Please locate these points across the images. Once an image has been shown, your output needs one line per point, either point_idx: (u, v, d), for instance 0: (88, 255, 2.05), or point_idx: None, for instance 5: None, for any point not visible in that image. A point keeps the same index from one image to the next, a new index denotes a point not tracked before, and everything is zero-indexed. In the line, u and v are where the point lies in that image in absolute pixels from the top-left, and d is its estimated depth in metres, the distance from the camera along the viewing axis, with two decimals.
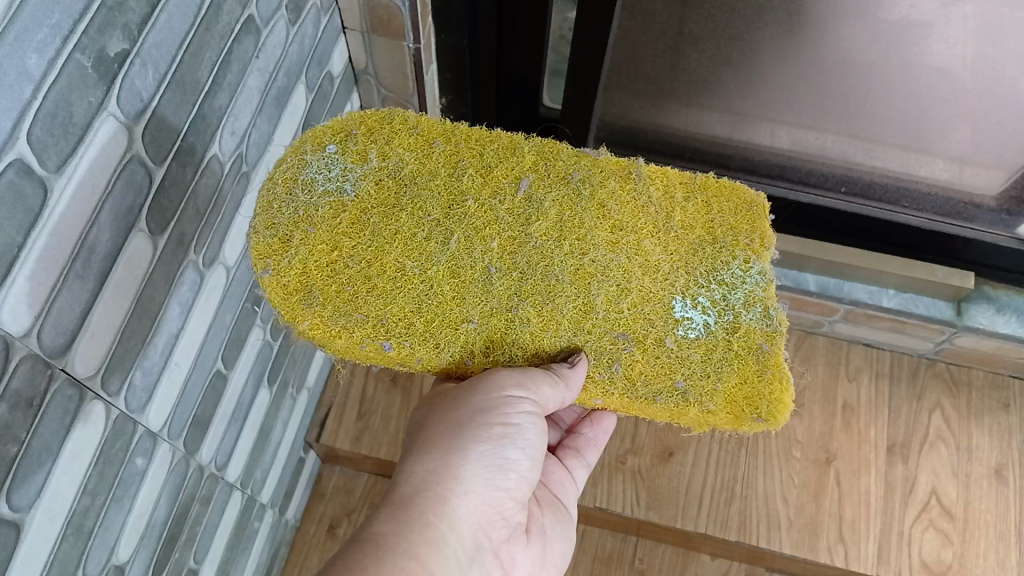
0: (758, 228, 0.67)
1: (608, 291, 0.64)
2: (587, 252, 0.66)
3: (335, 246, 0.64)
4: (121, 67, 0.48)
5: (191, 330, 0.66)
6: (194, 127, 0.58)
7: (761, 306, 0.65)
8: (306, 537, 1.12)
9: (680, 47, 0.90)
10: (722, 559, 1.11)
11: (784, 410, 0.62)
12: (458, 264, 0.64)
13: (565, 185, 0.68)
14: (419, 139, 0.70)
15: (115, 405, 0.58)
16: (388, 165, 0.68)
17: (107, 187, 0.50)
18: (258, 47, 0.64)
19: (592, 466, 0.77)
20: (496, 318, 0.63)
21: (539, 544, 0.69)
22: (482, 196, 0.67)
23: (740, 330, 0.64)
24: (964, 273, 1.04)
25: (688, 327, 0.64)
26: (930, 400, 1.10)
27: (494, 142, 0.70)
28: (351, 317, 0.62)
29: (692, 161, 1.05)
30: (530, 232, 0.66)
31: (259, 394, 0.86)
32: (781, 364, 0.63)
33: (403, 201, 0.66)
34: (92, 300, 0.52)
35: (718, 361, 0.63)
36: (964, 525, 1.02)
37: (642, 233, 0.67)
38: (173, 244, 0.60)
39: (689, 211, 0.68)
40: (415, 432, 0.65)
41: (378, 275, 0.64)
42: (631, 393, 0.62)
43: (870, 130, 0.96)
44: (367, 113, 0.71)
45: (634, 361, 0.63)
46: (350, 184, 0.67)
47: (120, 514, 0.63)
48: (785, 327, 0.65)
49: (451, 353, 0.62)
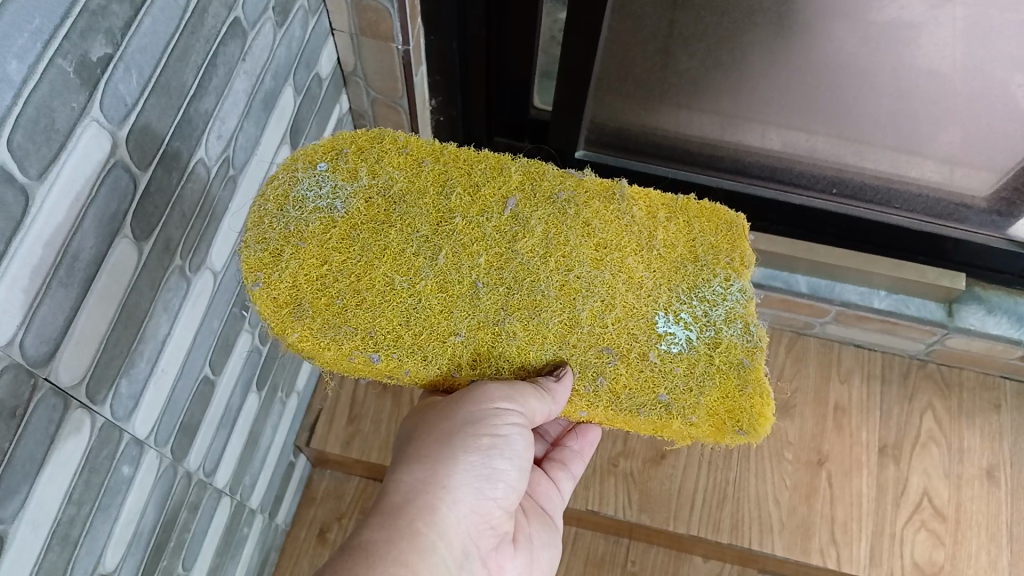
0: (739, 248, 0.68)
1: (593, 306, 0.64)
2: (573, 268, 0.65)
3: (325, 261, 0.64)
4: (103, 72, 0.48)
5: (178, 336, 0.65)
6: (180, 132, 0.57)
7: (741, 322, 0.65)
8: (296, 543, 1.11)
9: (670, 49, 0.90)
10: (714, 561, 1.11)
11: (765, 423, 0.62)
12: (446, 278, 0.64)
13: (551, 204, 0.68)
14: (409, 158, 0.69)
15: (101, 413, 0.57)
16: (378, 183, 0.68)
17: (90, 193, 0.49)
18: (244, 50, 0.63)
19: (578, 477, 0.77)
20: (483, 331, 0.63)
21: (526, 553, 0.68)
22: (470, 213, 0.67)
23: (721, 345, 0.64)
24: (955, 274, 1.04)
25: (671, 341, 0.64)
26: (921, 402, 1.10)
27: (482, 161, 0.69)
28: (340, 331, 0.62)
29: (682, 163, 1.05)
30: (516, 249, 0.66)
31: (248, 399, 0.85)
32: (762, 379, 0.64)
33: (392, 217, 0.66)
34: (76, 307, 0.51)
35: (700, 375, 0.63)
36: (956, 526, 1.03)
37: (626, 252, 0.67)
38: (159, 250, 0.59)
39: (672, 230, 0.68)
40: (403, 442, 0.65)
41: (367, 289, 0.63)
42: (615, 405, 0.62)
43: (861, 132, 0.96)
44: (358, 133, 0.71)
45: (618, 375, 0.63)
46: (340, 201, 0.66)
47: (107, 524, 0.62)
48: (765, 343, 0.65)
49: (439, 365, 0.62)
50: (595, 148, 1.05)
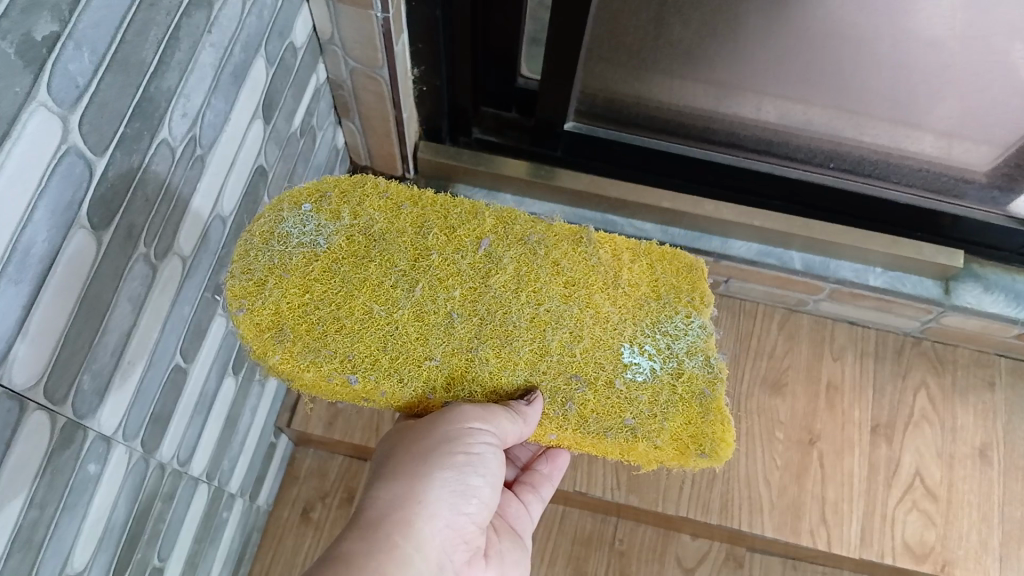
0: (698, 289, 0.73)
1: (562, 336, 0.69)
2: (543, 302, 0.70)
3: (307, 289, 0.68)
4: (50, 52, 0.44)
5: (144, 327, 0.62)
6: (140, 112, 0.53)
7: (702, 354, 0.70)
8: (279, 523, 1.09)
9: (664, 17, 0.86)
10: (703, 539, 1.10)
11: (725, 447, 0.67)
12: (423, 308, 0.69)
13: (523, 245, 0.73)
14: (388, 202, 0.73)
15: (61, 413, 0.54)
16: (360, 223, 0.71)
17: (40, 183, 0.46)
18: (211, 20, 0.59)
19: (546, 502, 0.77)
20: (457, 357, 0.67)
21: (497, 568, 0.68)
22: (446, 252, 0.71)
23: (683, 375, 0.69)
24: (953, 251, 1.01)
25: (637, 370, 0.69)
26: (915, 379, 1.08)
27: (459, 205, 0.74)
28: (319, 354, 0.66)
29: (676, 136, 1.01)
30: (490, 284, 0.70)
31: (224, 383, 0.82)
32: (722, 407, 0.69)
33: (373, 252, 0.70)
34: (30, 303, 0.48)
35: (664, 402, 0.68)
36: (947, 506, 1.01)
37: (593, 289, 0.72)
38: (121, 237, 0.55)
39: (636, 271, 0.74)
40: (377, 465, 0.65)
41: (347, 316, 0.68)
42: (583, 429, 0.67)
43: (860, 104, 0.93)
44: (340, 177, 0.74)
45: (586, 401, 0.68)
46: (323, 237, 0.70)
47: (74, 524, 0.59)
48: (725, 375, 0.70)
49: (414, 387, 0.66)
50: (585, 120, 1.01)
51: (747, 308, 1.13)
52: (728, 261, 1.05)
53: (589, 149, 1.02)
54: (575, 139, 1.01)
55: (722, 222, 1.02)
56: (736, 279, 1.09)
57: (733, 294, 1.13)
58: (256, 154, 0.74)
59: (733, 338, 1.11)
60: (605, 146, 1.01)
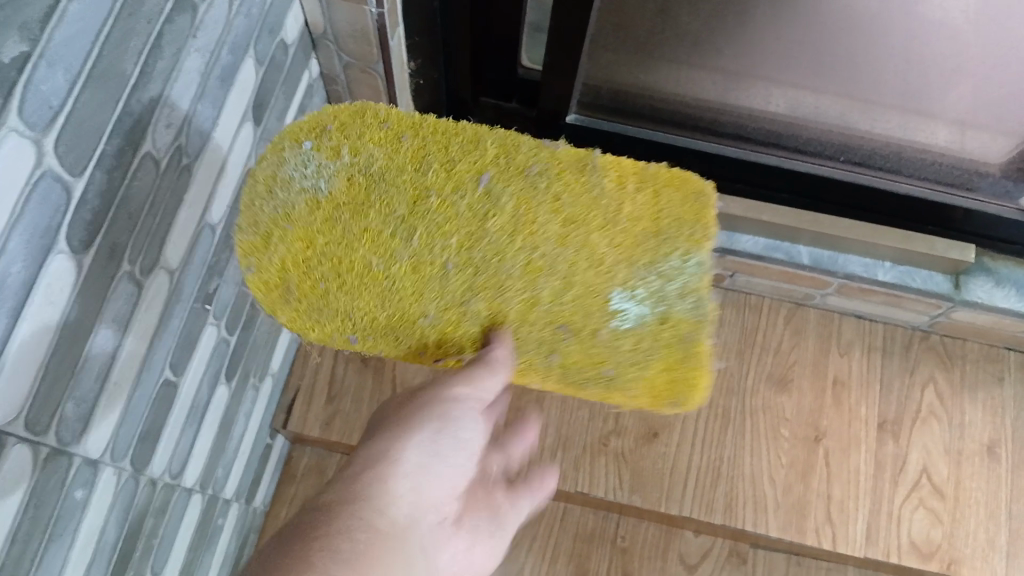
0: (702, 220, 0.69)
1: (553, 285, 0.67)
2: (538, 245, 0.68)
3: (307, 242, 0.66)
4: (21, 73, 0.40)
5: (131, 346, 0.59)
6: (121, 126, 0.50)
7: (694, 296, 0.67)
8: (276, 522, 1.07)
9: (669, 3, 0.83)
10: (705, 535, 1.09)
11: (697, 398, 0.67)
12: (420, 259, 0.67)
13: (523, 178, 0.70)
14: (389, 133, 0.70)
15: (44, 443, 0.52)
16: (361, 161, 0.69)
17: (15, 211, 0.43)
18: (196, 23, 0.55)
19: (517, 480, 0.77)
20: (449, 312, 0.67)
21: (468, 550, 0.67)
22: (445, 192, 0.69)
23: (670, 322, 0.67)
24: (965, 246, 0.99)
25: (623, 317, 0.67)
26: (923, 374, 1.06)
27: (460, 134, 0.71)
28: (320, 313, 0.66)
29: (681, 128, 0.97)
30: (485, 228, 0.68)
31: (217, 391, 0.79)
32: (703, 354, 0.67)
33: (372, 199, 0.68)
34: (6, 338, 0.45)
35: (648, 350, 0.66)
36: (955, 504, 1.00)
37: (591, 227, 0.68)
38: (104, 257, 0.52)
39: (637, 201, 0.69)
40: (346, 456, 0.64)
41: (347, 272, 0.66)
42: (564, 379, 0.68)
43: (871, 92, 0.91)
44: (342, 106, 0.71)
45: (569, 350, 0.67)
46: (325, 181, 0.67)
47: (61, 553, 0.57)
48: (716, 315, 0.68)
49: (410, 345, 0.67)
50: (587, 112, 0.97)
51: (752, 302, 1.10)
52: (735, 256, 1.02)
53: (590, 142, 0.97)
54: (576, 132, 0.97)
55: (729, 216, 1.00)
56: (742, 274, 1.06)
57: (739, 288, 1.10)
58: (246, 158, 0.71)
59: (738, 333, 1.08)
60: (606, 138, 0.97)
